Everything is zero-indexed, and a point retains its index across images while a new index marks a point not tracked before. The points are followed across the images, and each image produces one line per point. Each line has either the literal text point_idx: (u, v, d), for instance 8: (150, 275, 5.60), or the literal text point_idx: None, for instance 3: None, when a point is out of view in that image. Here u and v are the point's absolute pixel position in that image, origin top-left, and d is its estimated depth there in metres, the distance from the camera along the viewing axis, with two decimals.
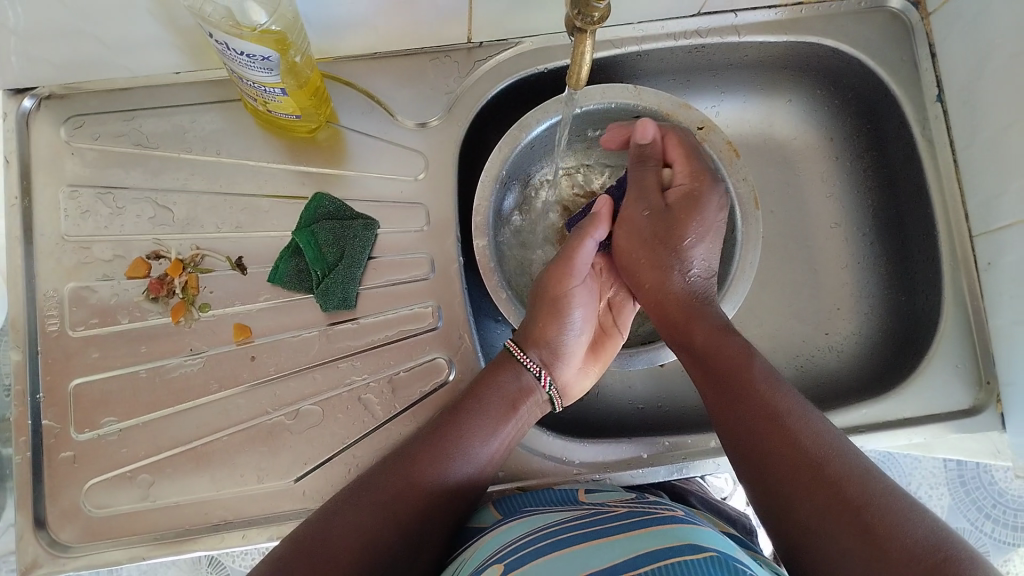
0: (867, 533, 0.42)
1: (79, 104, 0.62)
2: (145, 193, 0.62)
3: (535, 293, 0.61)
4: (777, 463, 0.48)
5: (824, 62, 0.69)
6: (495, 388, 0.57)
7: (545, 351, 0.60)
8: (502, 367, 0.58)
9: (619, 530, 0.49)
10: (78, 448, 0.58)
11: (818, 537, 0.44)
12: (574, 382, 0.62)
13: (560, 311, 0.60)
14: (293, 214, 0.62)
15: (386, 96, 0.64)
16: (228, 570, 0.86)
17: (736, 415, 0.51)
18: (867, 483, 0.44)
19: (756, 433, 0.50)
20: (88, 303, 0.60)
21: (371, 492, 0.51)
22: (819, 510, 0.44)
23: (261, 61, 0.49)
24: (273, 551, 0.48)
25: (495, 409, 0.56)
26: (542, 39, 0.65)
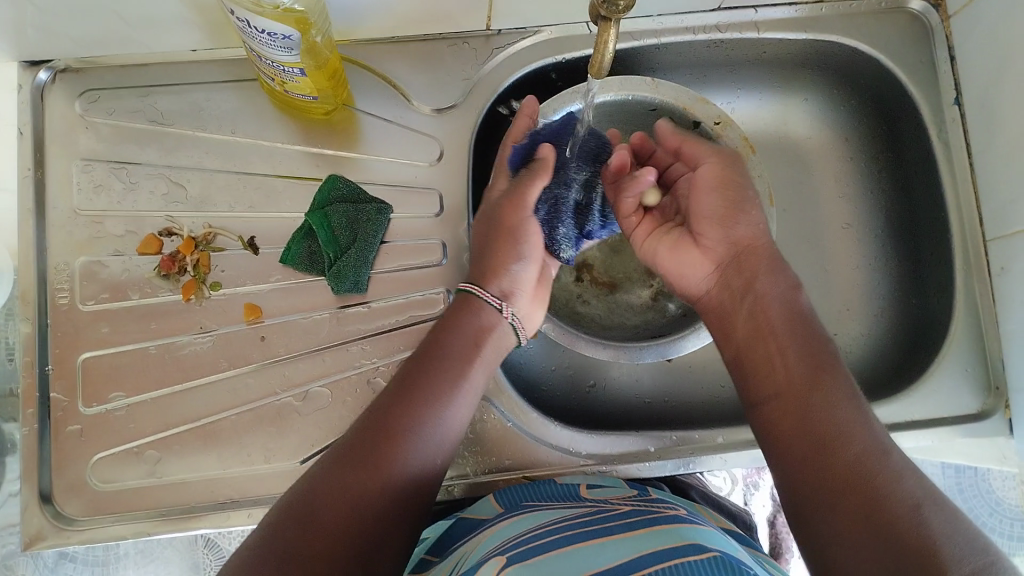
0: (923, 533, 0.42)
1: (96, 79, 0.62)
2: (158, 169, 0.61)
3: (487, 221, 0.60)
4: (828, 456, 0.47)
5: (842, 61, 0.69)
6: (455, 331, 0.56)
7: (504, 283, 0.59)
8: (467, 305, 0.58)
9: (624, 529, 0.49)
10: (85, 422, 0.58)
11: (868, 517, 0.44)
12: (531, 315, 0.62)
13: (516, 240, 0.60)
14: (307, 196, 0.62)
15: (403, 80, 0.64)
16: (224, 553, 0.87)
17: (807, 384, 0.51)
18: (924, 488, 0.45)
19: (823, 408, 0.50)
20: (99, 278, 0.60)
21: (341, 468, 0.48)
22: (876, 498, 0.44)
23: (282, 40, 0.49)
24: (248, 539, 0.45)
25: (459, 355, 0.55)
26: (560, 28, 0.65)
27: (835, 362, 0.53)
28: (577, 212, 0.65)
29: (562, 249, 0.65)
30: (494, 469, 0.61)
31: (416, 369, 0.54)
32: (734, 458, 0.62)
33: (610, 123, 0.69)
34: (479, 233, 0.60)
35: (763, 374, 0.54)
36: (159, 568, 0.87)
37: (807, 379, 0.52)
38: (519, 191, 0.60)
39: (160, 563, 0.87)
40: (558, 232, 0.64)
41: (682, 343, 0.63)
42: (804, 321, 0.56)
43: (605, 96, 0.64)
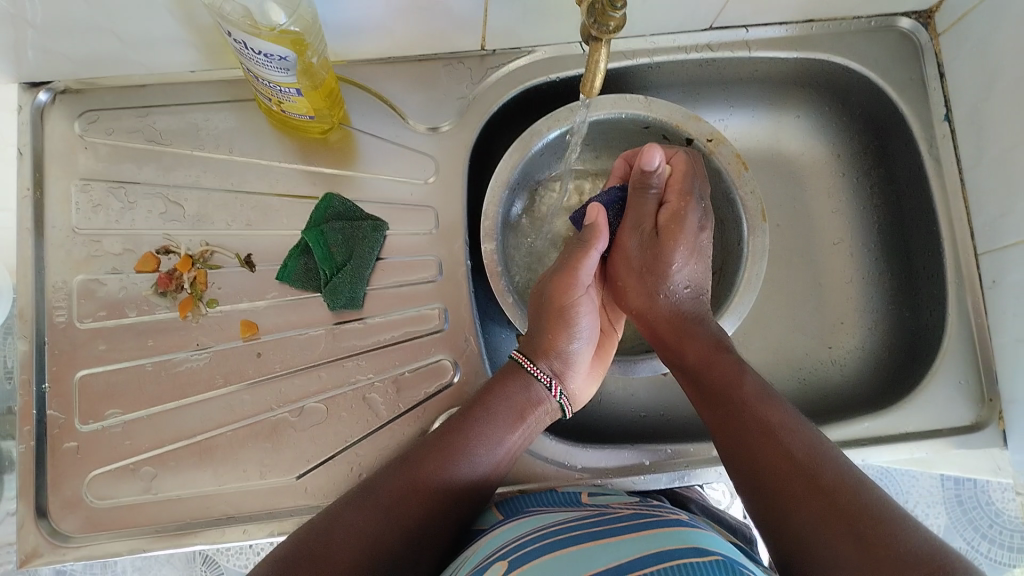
0: (862, 541, 0.42)
1: (95, 100, 0.63)
2: (156, 188, 0.62)
3: (541, 301, 0.61)
4: (788, 483, 0.47)
5: (833, 79, 0.70)
6: (505, 394, 0.57)
7: (556, 362, 0.60)
8: (514, 373, 0.58)
9: (623, 531, 0.50)
10: (81, 439, 0.58)
11: (812, 538, 0.44)
12: (583, 390, 0.62)
13: (568, 321, 0.60)
14: (303, 213, 0.62)
15: (398, 99, 0.65)
16: (223, 570, 0.87)
17: (728, 429, 0.52)
18: (862, 495, 0.45)
19: (749, 447, 0.50)
20: (97, 296, 0.60)
21: (376, 493, 0.51)
22: (818, 515, 0.45)
23: (278, 61, 0.50)
24: (273, 553, 0.48)
25: (505, 417, 0.56)
26: (552, 48, 0.66)
27: (757, 389, 0.53)
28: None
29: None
30: None
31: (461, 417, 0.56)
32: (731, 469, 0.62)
33: (604, 139, 0.70)
34: (537, 307, 0.61)
35: (713, 409, 0.54)
36: None
37: (729, 417, 0.53)
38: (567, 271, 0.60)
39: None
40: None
41: None
42: (720, 350, 0.57)
43: (598, 114, 0.65)
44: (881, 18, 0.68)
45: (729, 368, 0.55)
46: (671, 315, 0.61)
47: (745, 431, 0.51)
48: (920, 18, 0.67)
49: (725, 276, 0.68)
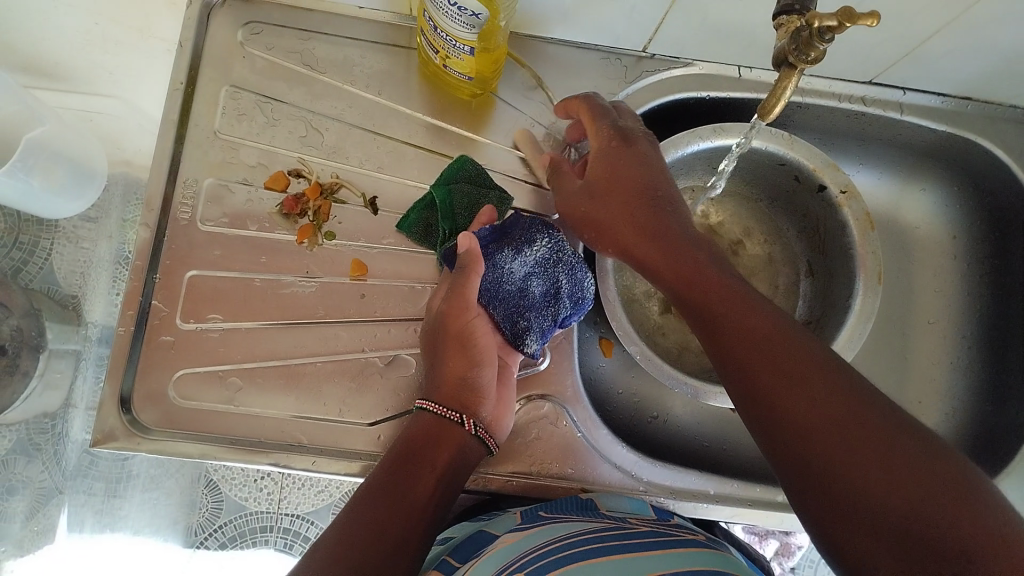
0: (942, 503, 0.37)
1: (261, 12, 0.63)
2: (301, 112, 0.63)
3: (435, 333, 0.57)
4: (852, 436, 0.40)
5: (971, 160, 0.69)
6: (429, 437, 0.55)
7: (460, 392, 0.56)
8: (428, 422, 0.56)
9: (646, 546, 0.50)
10: (178, 336, 0.59)
11: (875, 499, 0.38)
12: (502, 419, 0.58)
13: (465, 348, 0.57)
14: (435, 170, 0.63)
15: (549, 80, 0.65)
16: (222, 497, 0.87)
17: (762, 353, 0.45)
18: (921, 445, 0.39)
19: (782, 369, 0.44)
20: (224, 203, 0.61)
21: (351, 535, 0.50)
22: (879, 467, 0.39)
23: (469, 16, 0.51)
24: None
25: (429, 456, 0.54)
26: (712, 66, 0.66)
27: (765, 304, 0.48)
28: (544, 303, 0.59)
29: (526, 341, 0.59)
30: (555, 476, 0.61)
31: (407, 446, 0.55)
32: (790, 518, 0.63)
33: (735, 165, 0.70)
34: (429, 345, 0.58)
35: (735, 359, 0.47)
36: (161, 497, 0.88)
37: (757, 333, 0.46)
38: (456, 295, 0.57)
39: (162, 495, 0.88)
40: (521, 323, 0.59)
41: None
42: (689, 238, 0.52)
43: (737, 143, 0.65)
44: None
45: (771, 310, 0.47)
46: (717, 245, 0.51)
47: (767, 370, 0.44)
48: None
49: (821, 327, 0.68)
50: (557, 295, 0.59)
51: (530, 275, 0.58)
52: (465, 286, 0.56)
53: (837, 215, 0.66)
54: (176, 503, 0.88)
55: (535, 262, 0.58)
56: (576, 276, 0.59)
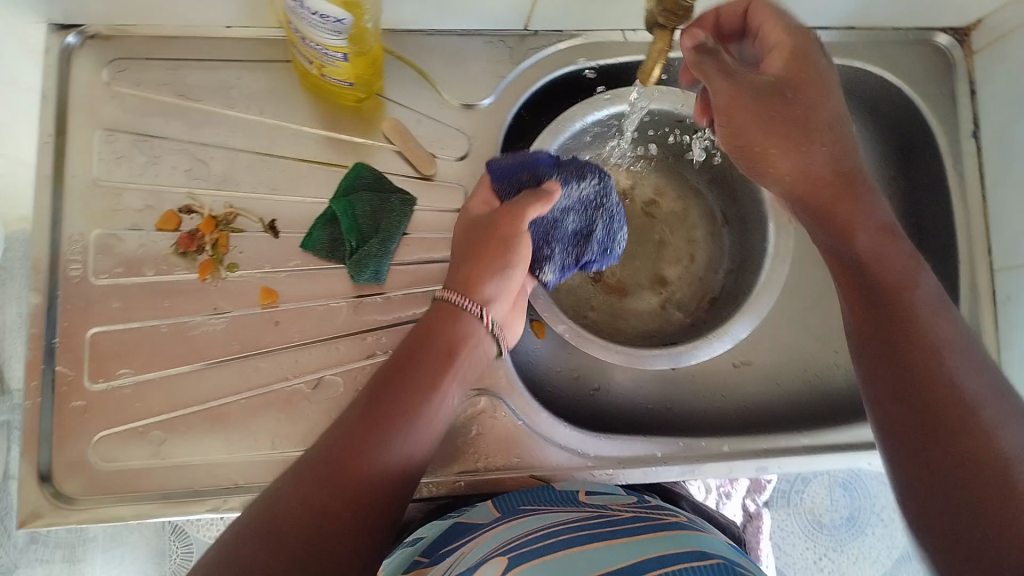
0: (1000, 492, 0.40)
1: (124, 48, 0.60)
2: (182, 145, 0.60)
3: (478, 230, 0.54)
4: (934, 413, 0.44)
5: (865, 89, 0.70)
6: (438, 334, 0.51)
7: (485, 291, 0.53)
8: (446, 313, 0.52)
9: (627, 533, 0.50)
10: (90, 398, 0.57)
11: (947, 487, 0.42)
12: (508, 323, 0.58)
13: (504, 250, 0.54)
14: (331, 182, 0.61)
15: (434, 72, 0.63)
16: (192, 541, 0.86)
17: (887, 344, 0.48)
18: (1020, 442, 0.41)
19: (905, 361, 0.46)
20: (114, 252, 0.58)
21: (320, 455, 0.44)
22: (965, 466, 0.41)
23: (333, 23, 0.48)
24: (231, 528, 0.41)
25: (434, 355, 0.50)
26: (595, 34, 0.65)
27: (915, 301, 0.48)
28: (573, 241, 0.61)
29: (544, 269, 0.60)
30: (502, 467, 0.61)
31: (389, 368, 0.50)
32: (738, 465, 0.63)
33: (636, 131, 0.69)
34: (467, 238, 0.55)
35: (867, 334, 0.49)
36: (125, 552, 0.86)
37: (884, 320, 0.48)
38: (522, 201, 0.54)
39: (128, 548, 0.86)
40: (545, 252, 0.60)
41: (693, 352, 0.63)
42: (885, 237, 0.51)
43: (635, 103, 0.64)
44: (918, 32, 0.68)
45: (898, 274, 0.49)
46: (828, 175, 0.52)
47: (889, 345, 0.48)
48: (957, 35, 0.68)
49: (745, 274, 0.68)
50: (586, 236, 0.61)
51: (569, 211, 0.59)
52: (528, 207, 0.53)
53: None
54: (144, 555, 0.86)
55: (578, 201, 0.58)
56: (612, 226, 0.61)
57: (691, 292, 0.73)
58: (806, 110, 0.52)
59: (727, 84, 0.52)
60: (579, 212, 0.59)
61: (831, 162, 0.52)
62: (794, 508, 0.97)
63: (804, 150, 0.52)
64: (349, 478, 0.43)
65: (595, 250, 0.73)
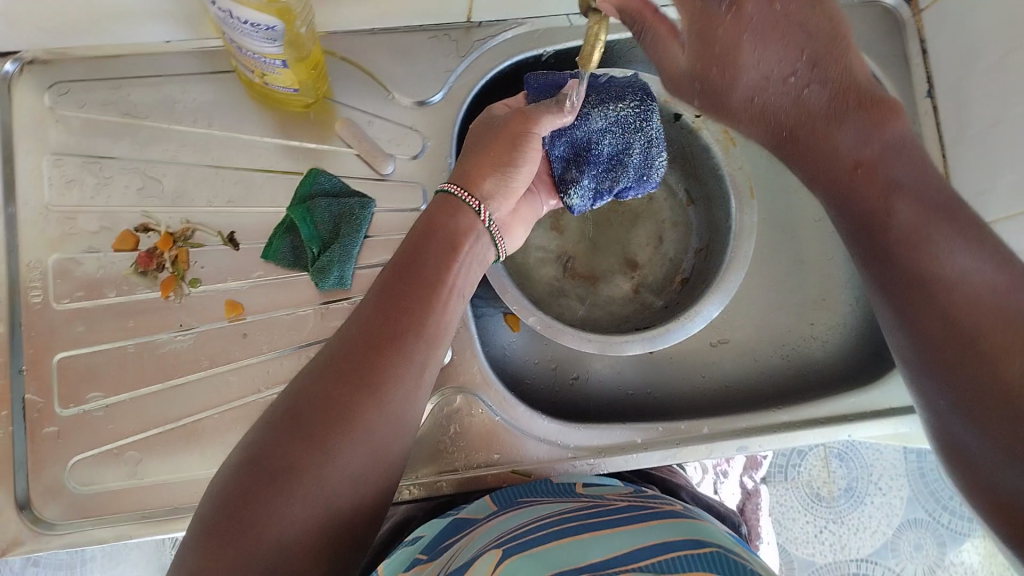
0: (1012, 410, 0.40)
1: (66, 71, 0.60)
2: (132, 163, 0.60)
3: (487, 130, 0.57)
4: (944, 335, 0.44)
5: None
6: (435, 239, 0.51)
7: (490, 188, 0.55)
8: (448, 205, 0.53)
9: (621, 522, 0.50)
10: (61, 424, 0.57)
11: (968, 406, 0.43)
12: (510, 229, 0.59)
13: (504, 155, 0.55)
14: (288, 190, 0.61)
15: (382, 71, 0.63)
16: None
17: (890, 255, 0.47)
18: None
19: (914, 275, 0.46)
20: (74, 276, 0.58)
21: (326, 371, 0.45)
22: (975, 383, 0.42)
23: (265, 31, 0.48)
24: (231, 466, 0.43)
25: (432, 267, 0.50)
26: (541, 21, 0.64)
27: (924, 203, 0.46)
28: (608, 166, 0.61)
29: (570, 191, 0.61)
30: (483, 464, 0.61)
31: (388, 284, 0.49)
32: (718, 446, 0.63)
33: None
34: (491, 138, 0.56)
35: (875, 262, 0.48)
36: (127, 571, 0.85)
37: (887, 235, 0.47)
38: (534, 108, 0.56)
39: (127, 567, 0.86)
40: (572, 173, 0.61)
41: (669, 332, 0.63)
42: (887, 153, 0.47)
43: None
44: None
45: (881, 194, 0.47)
46: (814, 109, 0.46)
47: (890, 256, 0.47)
48: None
49: (713, 251, 0.68)
50: (620, 161, 0.61)
51: (606, 132, 0.60)
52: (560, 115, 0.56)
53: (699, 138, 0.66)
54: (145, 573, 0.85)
55: (617, 121, 0.59)
56: (649, 151, 0.61)
57: (661, 273, 0.73)
58: (722, 79, 0.45)
59: (679, 54, 0.46)
60: (614, 132, 0.60)
61: (810, 97, 0.46)
62: (792, 481, 0.97)
63: (765, 92, 0.46)
64: (332, 417, 0.43)
65: (562, 238, 0.73)
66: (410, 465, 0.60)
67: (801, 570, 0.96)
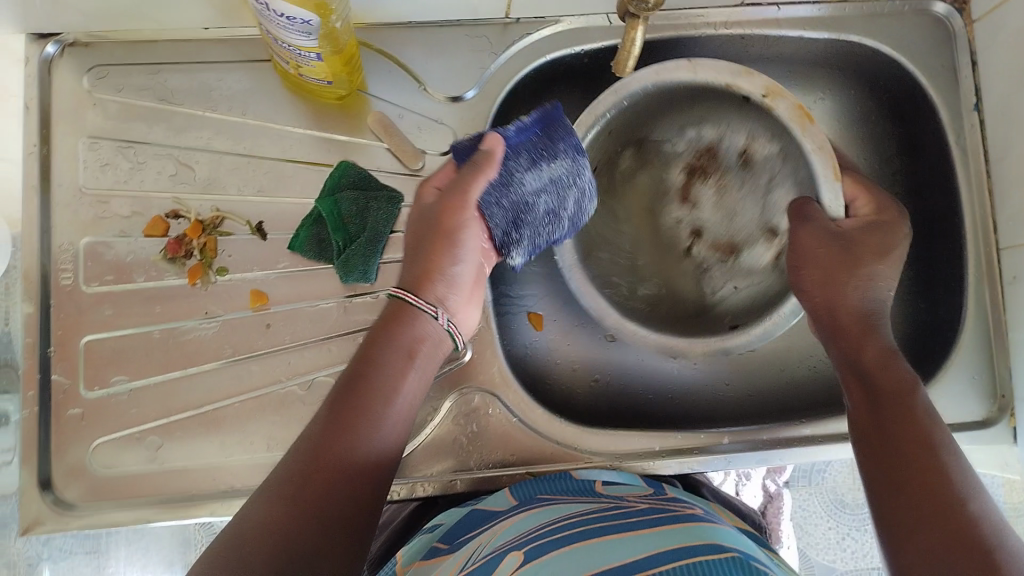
0: (975, 563, 0.41)
1: (105, 54, 0.60)
2: (166, 149, 0.60)
3: (425, 221, 0.54)
4: (906, 463, 0.47)
5: (863, 62, 0.68)
6: (387, 345, 0.51)
7: (440, 287, 0.54)
8: (400, 313, 0.52)
9: (641, 526, 0.49)
10: (86, 405, 0.58)
11: (921, 540, 0.44)
12: (467, 316, 0.57)
13: (450, 242, 0.53)
14: (317, 182, 0.61)
15: (417, 66, 0.63)
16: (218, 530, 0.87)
17: (870, 357, 0.52)
18: (982, 514, 0.44)
19: (883, 386, 0.51)
20: (103, 259, 0.59)
21: (284, 483, 0.44)
22: (921, 510, 0.45)
23: (301, 24, 0.48)
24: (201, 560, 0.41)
25: (389, 371, 0.50)
26: (580, 19, 0.63)
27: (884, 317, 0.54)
28: (544, 221, 0.55)
29: (511, 252, 0.56)
30: (498, 464, 0.60)
31: (338, 398, 0.48)
32: (739, 459, 0.63)
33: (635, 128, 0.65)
34: (415, 234, 0.55)
35: (862, 402, 0.52)
36: (148, 546, 0.86)
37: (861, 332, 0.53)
38: (457, 188, 0.52)
39: (150, 541, 0.86)
40: (513, 237, 0.55)
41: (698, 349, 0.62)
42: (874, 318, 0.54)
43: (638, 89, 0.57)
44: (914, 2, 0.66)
45: (900, 374, 0.51)
46: (855, 304, 0.54)
47: (864, 362, 0.52)
48: (954, 3, 0.66)
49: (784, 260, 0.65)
50: (557, 215, 0.56)
51: (542, 192, 0.54)
52: (470, 184, 0.52)
53: (763, 152, 0.61)
54: (167, 547, 0.86)
55: (551, 181, 0.53)
56: (582, 203, 0.56)
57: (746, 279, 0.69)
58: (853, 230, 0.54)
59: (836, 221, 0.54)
60: (546, 170, 0.53)
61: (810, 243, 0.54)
62: (817, 487, 0.95)
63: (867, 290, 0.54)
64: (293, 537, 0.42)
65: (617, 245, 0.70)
66: (420, 459, 0.60)
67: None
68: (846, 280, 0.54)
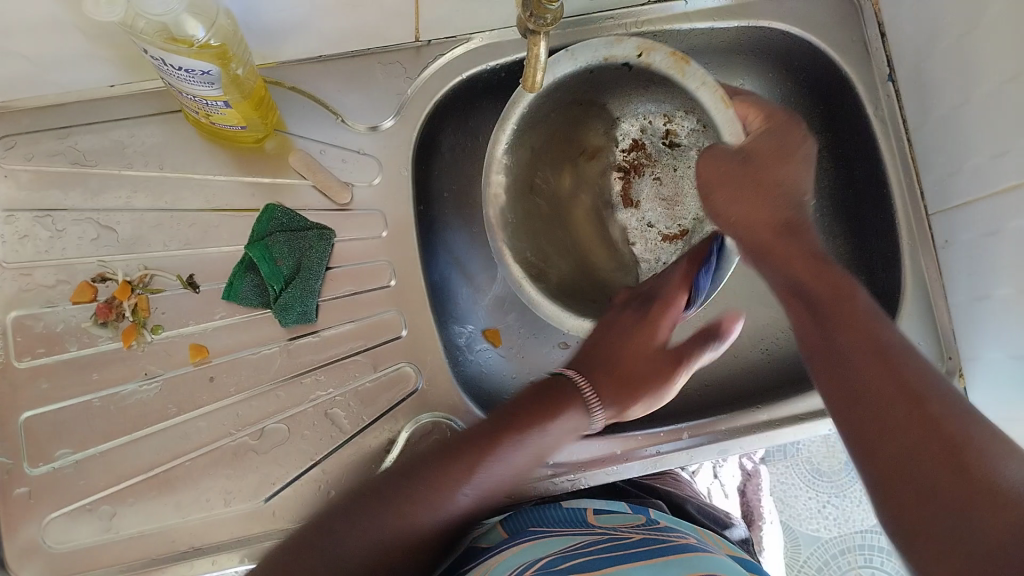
0: (954, 456, 0.43)
1: (12, 124, 0.58)
2: (85, 213, 0.59)
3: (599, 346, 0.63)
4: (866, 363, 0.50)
5: (775, 45, 0.69)
6: (552, 416, 0.57)
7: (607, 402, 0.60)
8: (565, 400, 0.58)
9: (637, 557, 0.50)
10: (33, 483, 0.56)
11: (896, 435, 0.46)
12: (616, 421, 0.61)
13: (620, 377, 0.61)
14: (245, 228, 0.60)
15: (335, 100, 0.62)
16: None
17: (809, 274, 0.55)
18: (944, 401, 0.46)
19: (830, 300, 0.53)
20: (33, 331, 0.57)
21: (381, 497, 0.52)
22: (889, 405, 0.47)
23: (201, 75, 0.47)
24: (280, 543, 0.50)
25: (534, 413, 0.56)
26: (491, 34, 0.63)
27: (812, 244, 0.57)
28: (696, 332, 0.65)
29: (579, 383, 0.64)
30: None
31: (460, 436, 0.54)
32: (699, 451, 0.63)
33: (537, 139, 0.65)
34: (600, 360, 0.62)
35: (808, 322, 0.54)
36: None
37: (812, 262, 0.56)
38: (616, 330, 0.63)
39: None
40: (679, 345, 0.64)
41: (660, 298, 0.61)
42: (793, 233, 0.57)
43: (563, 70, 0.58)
44: None
45: (838, 284, 0.54)
46: (777, 226, 0.57)
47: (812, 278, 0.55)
48: None
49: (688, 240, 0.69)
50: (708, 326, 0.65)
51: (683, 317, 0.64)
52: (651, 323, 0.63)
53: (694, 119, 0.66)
54: None
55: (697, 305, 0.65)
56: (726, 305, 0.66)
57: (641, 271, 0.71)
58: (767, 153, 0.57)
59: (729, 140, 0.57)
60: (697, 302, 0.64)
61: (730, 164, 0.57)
62: (792, 460, 0.95)
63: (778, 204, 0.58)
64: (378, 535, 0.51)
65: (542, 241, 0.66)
66: None
67: (805, 546, 0.94)
68: (752, 193, 0.57)
